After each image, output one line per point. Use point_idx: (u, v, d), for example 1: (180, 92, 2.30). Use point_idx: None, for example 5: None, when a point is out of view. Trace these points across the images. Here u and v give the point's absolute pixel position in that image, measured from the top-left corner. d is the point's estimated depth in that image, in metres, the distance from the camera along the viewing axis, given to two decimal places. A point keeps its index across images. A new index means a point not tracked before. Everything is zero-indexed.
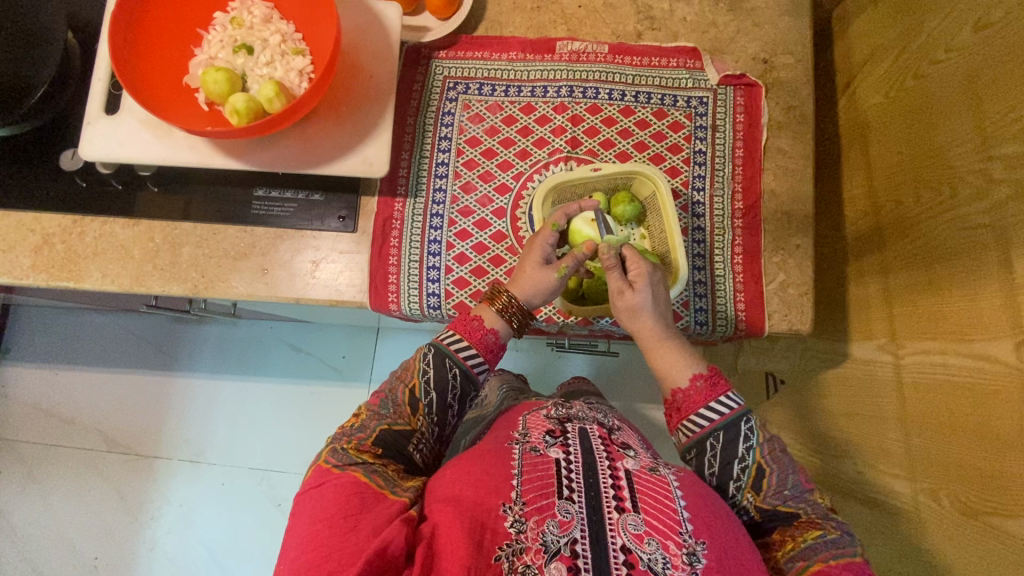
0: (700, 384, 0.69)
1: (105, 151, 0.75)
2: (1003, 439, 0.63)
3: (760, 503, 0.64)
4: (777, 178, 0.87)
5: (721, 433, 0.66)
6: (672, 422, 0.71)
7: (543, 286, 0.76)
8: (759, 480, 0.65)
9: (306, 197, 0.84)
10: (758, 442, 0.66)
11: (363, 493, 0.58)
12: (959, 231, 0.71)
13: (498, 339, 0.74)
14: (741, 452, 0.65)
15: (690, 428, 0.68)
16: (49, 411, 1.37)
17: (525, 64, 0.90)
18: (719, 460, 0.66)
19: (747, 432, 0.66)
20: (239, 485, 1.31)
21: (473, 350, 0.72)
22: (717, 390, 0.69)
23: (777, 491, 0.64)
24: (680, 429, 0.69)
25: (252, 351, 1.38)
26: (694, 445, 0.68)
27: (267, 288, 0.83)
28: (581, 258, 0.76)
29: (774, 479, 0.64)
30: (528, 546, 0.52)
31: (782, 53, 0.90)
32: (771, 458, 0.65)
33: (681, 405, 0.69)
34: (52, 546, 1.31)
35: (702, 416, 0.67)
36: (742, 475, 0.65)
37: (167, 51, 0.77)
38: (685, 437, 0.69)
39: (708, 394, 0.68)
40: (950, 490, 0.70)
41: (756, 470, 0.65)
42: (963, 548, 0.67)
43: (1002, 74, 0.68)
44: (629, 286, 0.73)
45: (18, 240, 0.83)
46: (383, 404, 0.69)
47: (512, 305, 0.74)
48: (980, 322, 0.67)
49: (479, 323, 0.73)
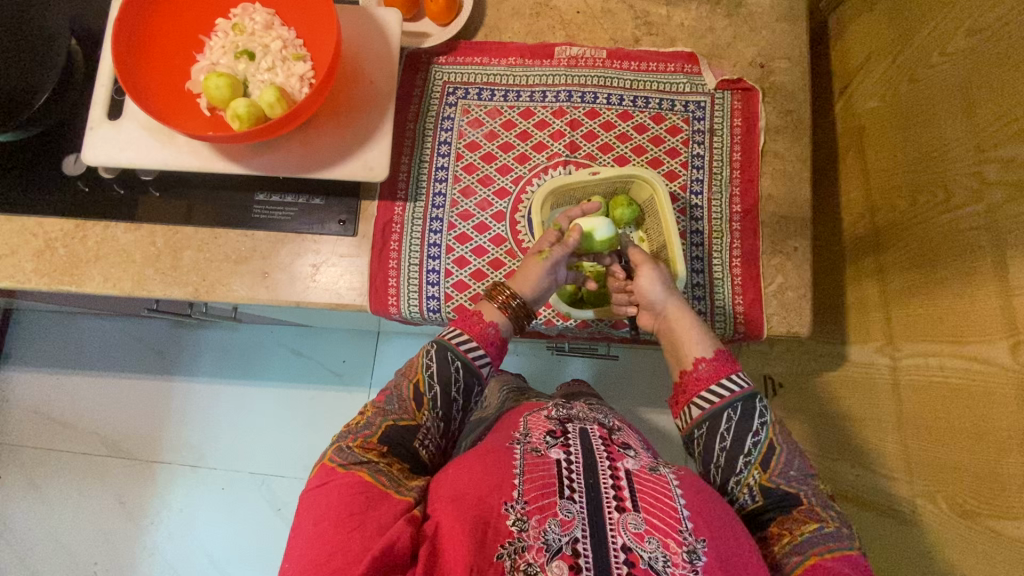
0: (711, 362, 0.72)
1: (107, 156, 0.76)
2: (999, 442, 0.63)
3: (766, 481, 0.65)
4: (775, 181, 0.87)
5: (739, 404, 0.68)
6: (679, 403, 0.73)
7: (539, 280, 0.77)
8: (768, 459, 0.66)
9: (307, 201, 0.85)
10: (770, 421, 0.68)
11: (368, 492, 0.59)
12: (954, 233, 0.72)
13: (499, 333, 0.74)
14: (756, 426, 0.67)
15: (700, 403, 0.70)
16: (51, 416, 1.38)
17: (524, 69, 0.91)
18: (734, 431, 0.67)
19: (762, 408, 0.68)
20: (238, 489, 1.31)
21: (473, 342, 0.72)
22: (727, 368, 0.71)
23: (783, 470, 0.65)
24: (689, 407, 0.71)
25: (254, 356, 1.38)
26: (706, 420, 0.69)
27: (267, 292, 0.83)
28: (569, 245, 0.77)
29: (783, 458, 0.66)
30: (529, 544, 0.53)
31: (778, 58, 0.90)
32: (781, 438, 0.67)
33: (691, 383, 0.72)
34: (53, 551, 1.31)
35: (713, 393, 0.70)
36: (752, 451, 0.66)
37: (170, 57, 0.77)
38: (698, 411, 0.70)
39: (720, 370, 0.71)
40: (948, 492, 0.70)
41: (767, 448, 0.66)
42: (958, 550, 0.67)
43: (996, 78, 0.69)
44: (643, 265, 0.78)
45: (21, 243, 0.83)
46: (388, 400, 0.70)
47: (510, 297, 0.75)
48: (976, 325, 0.67)
49: (478, 317, 0.74)
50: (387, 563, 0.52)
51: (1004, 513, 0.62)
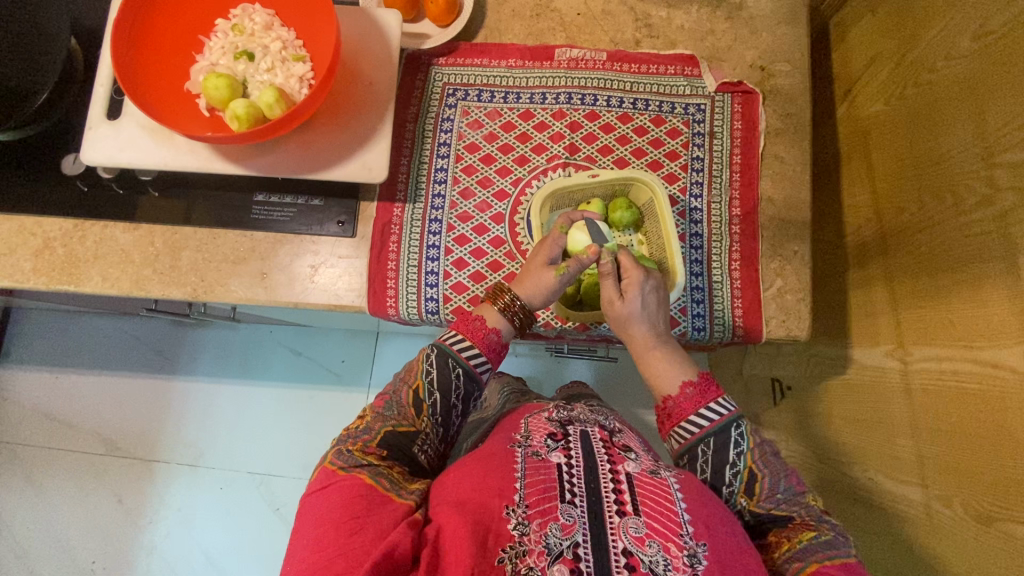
0: (690, 391, 0.70)
1: (106, 155, 0.76)
2: (1014, 446, 0.63)
3: (755, 507, 0.65)
4: (775, 185, 0.87)
5: (713, 439, 0.66)
6: (664, 429, 0.71)
7: (545, 287, 0.76)
8: (751, 485, 0.65)
9: (306, 202, 0.85)
10: (748, 447, 0.66)
11: (370, 494, 0.59)
12: (963, 237, 0.72)
13: (500, 338, 0.74)
14: (733, 458, 0.65)
15: (682, 434, 0.68)
16: (50, 414, 1.38)
17: (524, 71, 0.91)
18: (712, 465, 0.66)
19: (739, 437, 0.66)
20: (239, 489, 1.31)
21: (475, 349, 0.72)
22: (707, 396, 0.69)
23: (770, 494, 0.64)
24: (672, 435, 0.70)
25: (253, 355, 1.38)
26: (685, 452, 0.68)
27: (266, 292, 0.83)
28: (584, 262, 0.74)
29: (767, 483, 0.65)
30: (531, 548, 0.52)
31: (778, 61, 0.90)
32: (763, 463, 0.65)
33: (672, 412, 0.70)
34: (52, 550, 1.31)
35: (691, 424, 0.68)
36: (735, 481, 0.65)
37: (169, 57, 0.77)
38: (677, 443, 0.69)
39: (697, 401, 0.69)
40: (963, 497, 0.70)
41: (748, 476, 0.65)
42: (976, 554, 0.67)
43: (1002, 82, 0.68)
44: (620, 296, 0.73)
45: (19, 243, 0.83)
46: (387, 406, 0.70)
47: (514, 305, 0.74)
48: (990, 330, 0.67)
49: (481, 322, 0.74)
50: (389, 568, 0.52)
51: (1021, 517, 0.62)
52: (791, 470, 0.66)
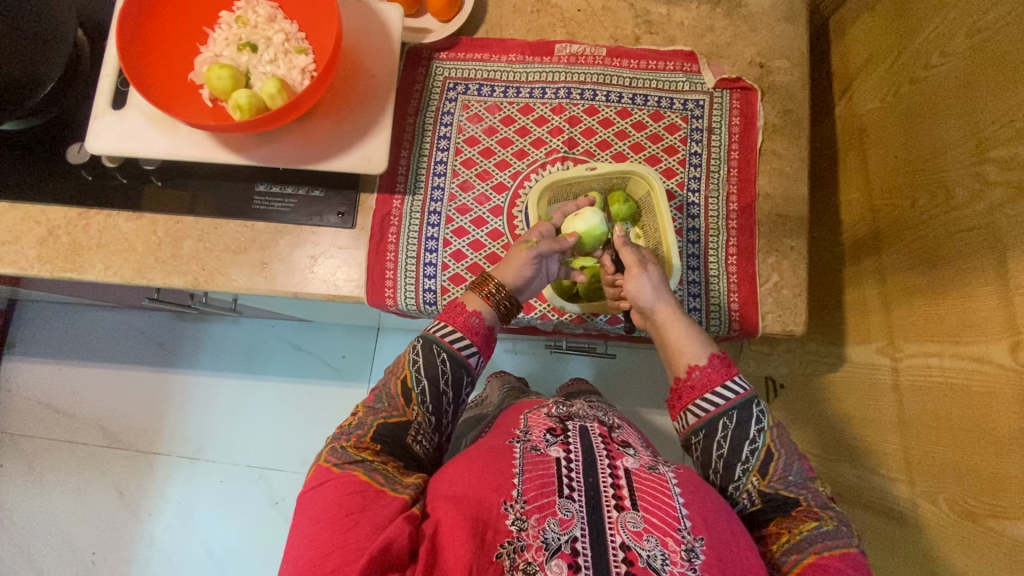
0: (715, 363, 0.70)
1: (111, 145, 0.77)
2: (999, 443, 0.63)
3: (765, 486, 0.65)
4: (772, 180, 0.87)
5: (734, 413, 0.67)
6: (678, 405, 0.71)
7: (523, 273, 0.75)
8: (766, 464, 0.66)
9: (306, 193, 0.86)
10: (768, 426, 0.67)
11: (363, 490, 0.59)
12: (954, 233, 0.72)
13: (484, 321, 0.74)
14: (753, 434, 0.66)
15: (701, 407, 0.68)
16: (51, 405, 1.39)
17: (524, 66, 0.92)
18: (730, 439, 0.66)
19: (759, 415, 0.67)
20: (237, 483, 1.32)
21: (458, 333, 0.72)
22: (730, 371, 0.69)
23: (783, 475, 0.65)
24: (689, 409, 0.70)
25: (253, 349, 1.39)
26: (703, 425, 0.68)
27: (266, 282, 0.84)
28: (554, 246, 0.75)
29: (781, 464, 0.66)
30: (529, 543, 0.53)
31: (777, 58, 0.91)
32: (780, 443, 0.66)
33: (695, 385, 0.69)
34: (51, 542, 1.32)
35: (715, 396, 0.68)
36: (751, 457, 0.66)
37: (174, 49, 0.78)
38: (694, 417, 0.69)
39: (721, 374, 0.69)
40: (950, 493, 0.69)
41: (765, 454, 0.66)
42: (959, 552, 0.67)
43: (994, 77, 0.69)
44: (639, 266, 0.74)
45: (24, 231, 0.84)
46: (378, 399, 0.71)
47: (499, 290, 0.74)
48: (976, 325, 0.67)
49: (462, 308, 0.74)
50: (387, 564, 0.53)
51: (1004, 513, 0.62)
52: (805, 455, 0.67)
